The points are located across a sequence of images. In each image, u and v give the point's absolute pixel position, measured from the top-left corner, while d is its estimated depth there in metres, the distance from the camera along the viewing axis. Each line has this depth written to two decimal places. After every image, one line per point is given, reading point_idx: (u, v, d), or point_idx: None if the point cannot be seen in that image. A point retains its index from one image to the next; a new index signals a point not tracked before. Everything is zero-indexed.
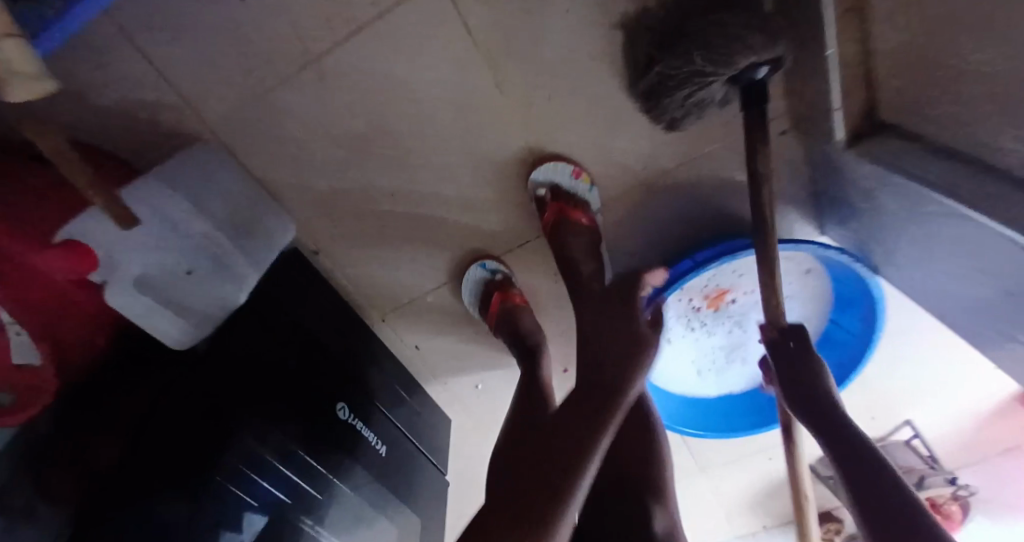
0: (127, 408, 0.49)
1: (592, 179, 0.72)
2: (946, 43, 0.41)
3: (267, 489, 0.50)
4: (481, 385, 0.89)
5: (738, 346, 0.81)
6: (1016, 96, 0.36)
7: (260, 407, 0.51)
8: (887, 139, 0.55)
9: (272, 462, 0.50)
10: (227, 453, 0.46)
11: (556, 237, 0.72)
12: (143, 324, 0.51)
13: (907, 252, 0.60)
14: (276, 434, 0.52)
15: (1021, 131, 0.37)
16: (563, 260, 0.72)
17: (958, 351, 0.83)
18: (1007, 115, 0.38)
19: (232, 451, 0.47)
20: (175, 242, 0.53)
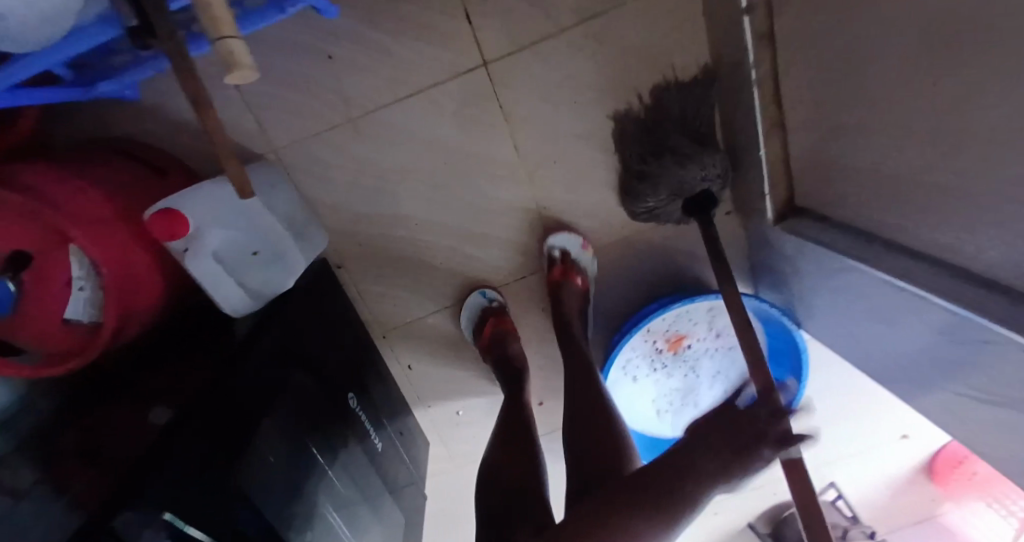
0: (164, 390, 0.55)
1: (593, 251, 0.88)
2: (834, 151, 0.62)
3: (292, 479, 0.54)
4: (461, 409, 0.99)
5: (690, 390, 0.95)
6: (881, 183, 0.55)
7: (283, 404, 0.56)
8: (801, 219, 0.74)
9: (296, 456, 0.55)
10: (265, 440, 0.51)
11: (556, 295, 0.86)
12: (209, 289, 0.60)
13: (824, 309, 0.76)
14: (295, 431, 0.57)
15: (888, 207, 0.56)
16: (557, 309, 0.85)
17: (866, 410, 1.01)
18: (879, 198, 0.57)
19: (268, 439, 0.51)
20: (250, 228, 0.64)
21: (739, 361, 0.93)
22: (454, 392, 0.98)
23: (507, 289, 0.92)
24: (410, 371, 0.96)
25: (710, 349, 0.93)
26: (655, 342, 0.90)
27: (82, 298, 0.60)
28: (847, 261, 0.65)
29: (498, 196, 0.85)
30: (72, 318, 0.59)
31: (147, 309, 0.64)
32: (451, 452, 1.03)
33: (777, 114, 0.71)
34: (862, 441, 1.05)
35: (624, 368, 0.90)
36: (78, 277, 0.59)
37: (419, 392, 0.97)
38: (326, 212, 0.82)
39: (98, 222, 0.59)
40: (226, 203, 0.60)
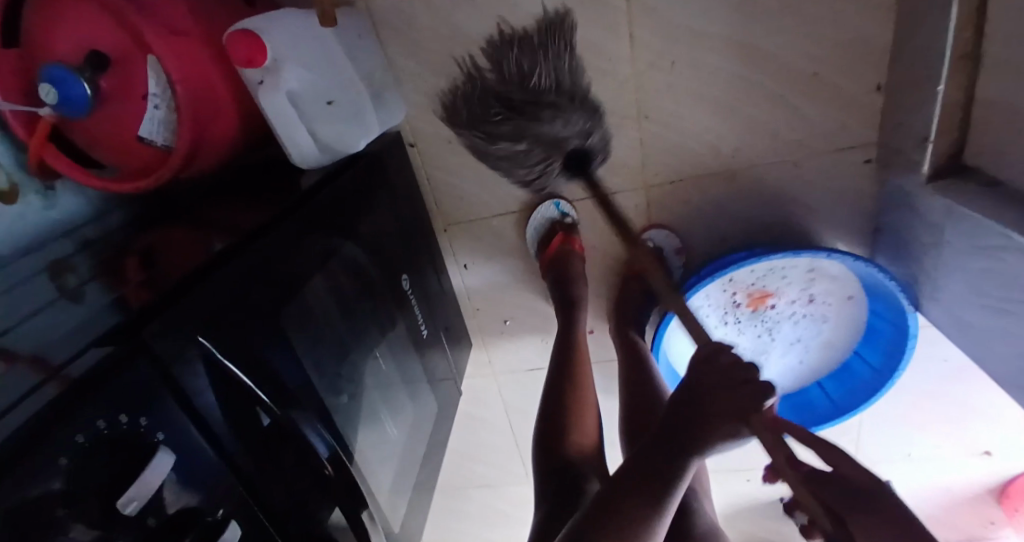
0: (210, 239, 0.52)
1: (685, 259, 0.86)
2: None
3: (317, 370, 0.50)
4: (510, 321, 0.96)
5: (760, 354, 0.87)
6: None
7: (317, 275, 0.52)
8: (964, 182, 0.60)
9: (318, 347, 0.50)
10: (285, 310, 0.46)
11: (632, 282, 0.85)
12: (283, 134, 0.56)
13: (957, 292, 0.64)
14: (327, 305, 0.54)
15: None
16: (624, 293, 0.86)
17: (952, 413, 0.93)
18: None
19: (290, 310, 0.47)
20: (326, 74, 0.58)
21: (824, 334, 0.84)
22: (506, 302, 0.94)
23: (582, 205, 0.84)
24: (464, 271, 0.92)
25: (797, 315, 0.83)
26: (734, 295, 0.82)
27: (156, 118, 0.57)
28: (1006, 235, 0.52)
29: (597, 99, 0.75)
30: (145, 137, 0.57)
31: (217, 146, 0.62)
32: (491, 359, 1.01)
33: (974, 43, 0.54)
34: (937, 448, 0.98)
35: (692, 316, 0.83)
36: (153, 94, 0.55)
37: (469, 293, 0.94)
38: (407, 81, 0.75)
39: (177, 36, 0.55)
40: (301, 42, 0.55)
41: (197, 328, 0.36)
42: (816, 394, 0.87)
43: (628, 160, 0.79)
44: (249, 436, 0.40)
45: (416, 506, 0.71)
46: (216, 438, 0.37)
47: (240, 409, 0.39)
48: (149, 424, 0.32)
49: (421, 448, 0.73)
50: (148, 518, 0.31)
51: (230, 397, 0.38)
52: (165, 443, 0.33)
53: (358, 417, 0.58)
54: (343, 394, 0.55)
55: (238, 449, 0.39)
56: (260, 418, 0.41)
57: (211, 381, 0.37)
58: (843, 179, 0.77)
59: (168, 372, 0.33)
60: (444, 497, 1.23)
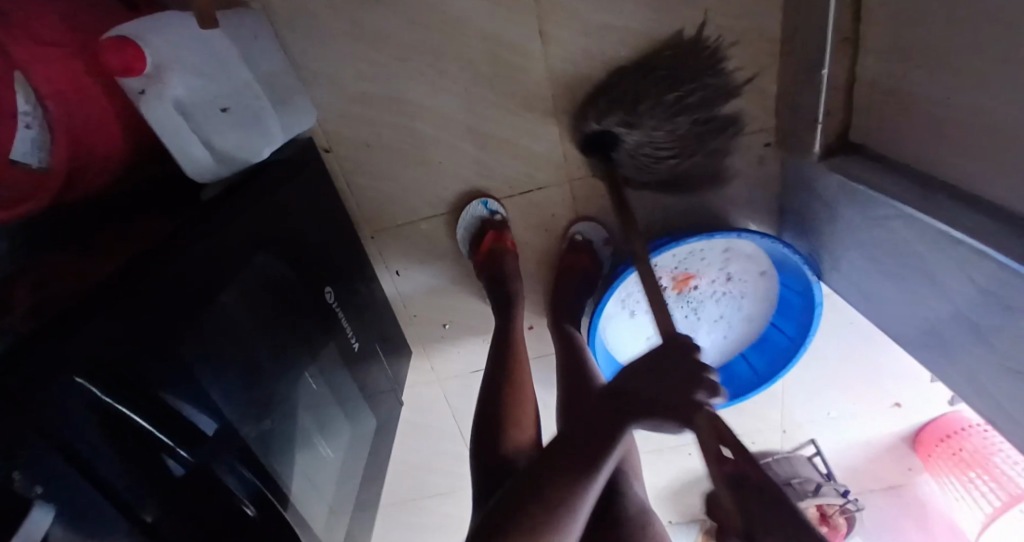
0: (95, 269, 0.48)
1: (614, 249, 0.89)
2: (902, 74, 0.53)
3: (230, 402, 0.47)
4: (448, 323, 0.95)
5: (688, 333, 0.91)
6: (955, 110, 0.47)
7: (224, 295, 0.49)
8: (853, 157, 0.65)
9: (229, 371, 0.48)
10: (186, 336, 0.43)
11: (564, 275, 0.86)
12: (173, 148, 0.53)
13: (855, 261, 0.69)
14: (239, 326, 0.51)
15: (958, 141, 0.48)
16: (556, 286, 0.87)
17: (861, 371, 1.01)
18: (949, 130, 0.48)
19: (192, 336, 0.43)
20: (218, 80, 0.55)
21: (745, 309, 0.89)
22: (442, 305, 0.93)
23: (509, 201, 0.84)
24: (397, 278, 0.90)
25: (718, 293, 0.87)
26: (659, 279, 0.85)
27: (30, 138, 0.50)
28: (890, 204, 0.57)
29: (514, 94, 0.75)
30: (21, 160, 0.50)
31: (98, 165, 0.57)
32: (432, 364, 1.00)
33: (852, 28, 0.59)
34: (852, 405, 1.06)
35: (622, 302, 0.85)
36: (24, 112, 0.49)
37: (404, 300, 0.92)
38: (317, 85, 0.73)
39: (42, 45, 0.50)
40: (188, 48, 0.52)
41: (75, 368, 0.32)
42: (739, 365, 0.92)
43: (549, 155, 0.80)
44: (149, 482, 0.37)
45: (359, 526, 0.68)
46: (108, 482, 0.34)
47: (135, 451, 0.36)
48: (25, 478, 0.29)
49: (362, 464, 0.71)
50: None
51: (122, 439, 0.35)
52: (46, 496, 0.30)
53: (284, 441, 0.55)
54: (265, 418, 0.52)
55: (132, 493, 0.36)
56: (164, 460, 0.38)
57: (96, 423, 0.34)
58: (751, 162, 0.81)
59: (42, 420, 0.30)
60: (393, 511, 1.19)
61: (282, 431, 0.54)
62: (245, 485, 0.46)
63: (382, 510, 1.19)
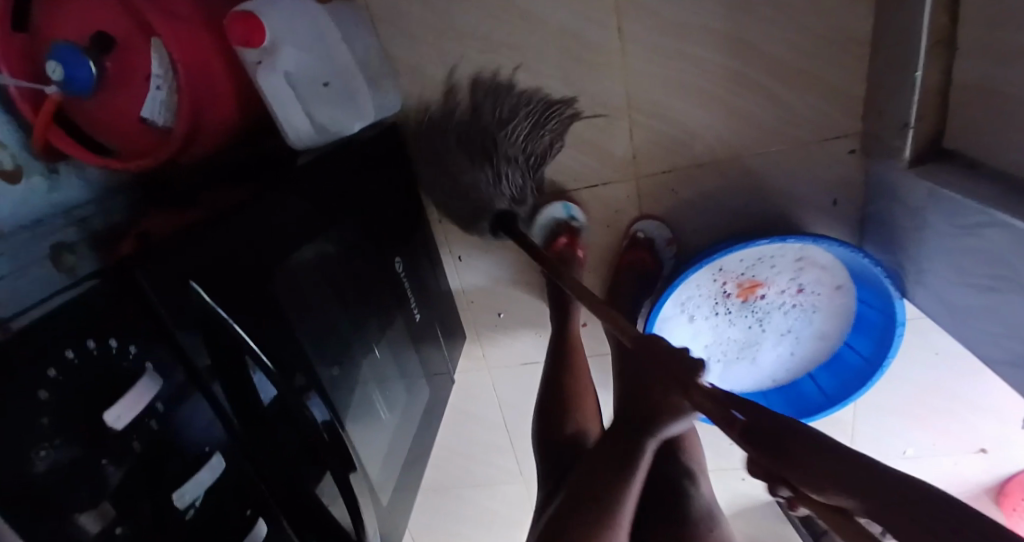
0: (199, 212, 0.54)
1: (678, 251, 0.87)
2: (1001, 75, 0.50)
3: (309, 346, 0.50)
4: (503, 313, 0.97)
5: (751, 344, 0.87)
6: None
7: (307, 243, 0.53)
8: (945, 166, 0.61)
9: (306, 319, 0.51)
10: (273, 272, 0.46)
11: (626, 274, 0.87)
12: (280, 115, 0.58)
13: (942, 275, 0.65)
14: (319, 275, 0.55)
15: None
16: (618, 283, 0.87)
17: (944, 406, 0.93)
18: None
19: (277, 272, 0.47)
20: (321, 56, 0.60)
21: (815, 323, 0.84)
22: (500, 294, 0.95)
23: (574, 195, 0.85)
24: (459, 263, 0.93)
25: (787, 304, 0.84)
26: (723, 284, 0.82)
27: (157, 99, 0.58)
28: (986, 211, 0.53)
29: (587, 90, 0.77)
30: (147, 117, 0.59)
31: (213, 128, 0.64)
32: (485, 353, 1.02)
33: (950, 28, 0.56)
34: (931, 444, 0.97)
35: (684, 305, 0.83)
36: (156, 75, 0.57)
37: (465, 286, 0.95)
38: (404, 73, 0.78)
39: (175, 18, 0.57)
40: (298, 25, 0.57)
41: (188, 273, 0.36)
42: (807, 385, 0.87)
43: (619, 150, 0.81)
44: (242, 394, 0.39)
45: (407, 492, 0.71)
46: (206, 381, 0.36)
47: (235, 365, 0.38)
48: (138, 352, 0.32)
49: (414, 433, 0.74)
50: (135, 441, 0.31)
51: (224, 349, 0.37)
52: (152, 371, 0.33)
53: (349, 390, 0.58)
54: (337, 365, 0.55)
55: (228, 400, 0.38)
56: (252, 376, 0.39)
57: (203, 331, 0.36)
58: (831, 169, 0.78)
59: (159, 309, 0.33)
60: (435, 496, 1.22)
61: (351, 380, 0.58)
62: (323, 415, 0.47)
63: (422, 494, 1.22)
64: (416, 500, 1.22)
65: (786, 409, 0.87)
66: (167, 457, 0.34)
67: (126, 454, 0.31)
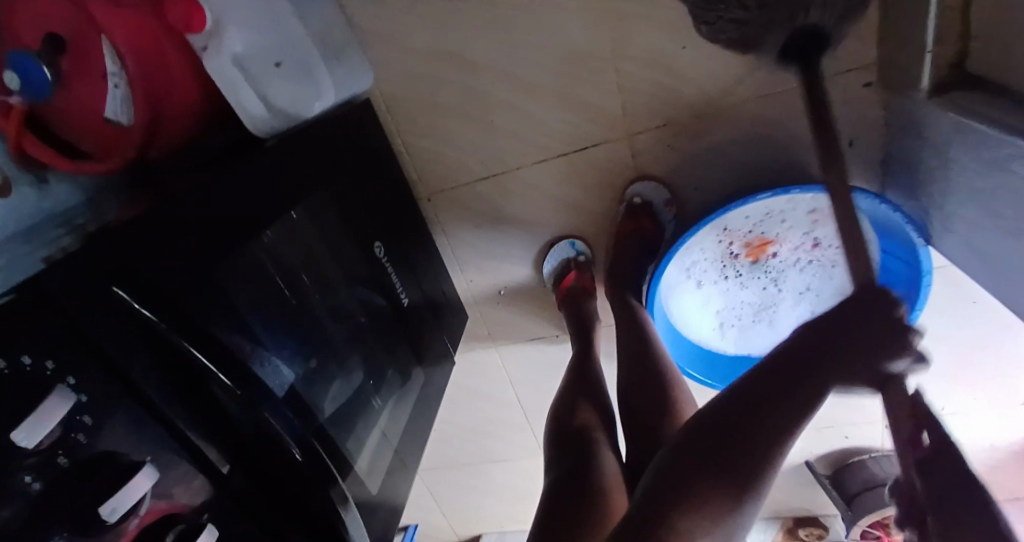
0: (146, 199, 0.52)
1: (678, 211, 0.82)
2: None
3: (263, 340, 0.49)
4: (503, 289, 0.94)
5: (765, 307, 0.82)
6: None
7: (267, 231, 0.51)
8: (971, 93, 0.54)
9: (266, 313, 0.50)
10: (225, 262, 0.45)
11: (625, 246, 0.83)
12: (235, 101, 0.56)
13: (971, 218, 0.57)
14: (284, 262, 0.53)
15: None
16: (618, 258, 0.84)
17: (987, 359, 0.85)
18: None
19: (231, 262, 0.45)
20: (270, 33, 0.57)
21: (835, 279, 0.78)
22: (496, 271, 0.93)
23: (564, 159, 0.80)
24: (448, 240, 0.90)
25: (802, 261, 0.77)
26: (729, 245, 0.77)
27: (118, 96, 0.56)
28: (1016, 145, 0.45)
29: (570, 43, 0.71)
30: (111, 117, 0.56)
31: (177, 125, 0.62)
32: (489, 331, 1.00)
33: None
34: (973, 398, 0.90)
35: (688, 270, 0.79)
36: (113, 72, 0.55)
37: (462, 264, 0.93)
38: (373, 46, 0.74)
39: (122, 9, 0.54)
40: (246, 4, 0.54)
41: (110, 277, 0.35)
42: None
43: (608, 108, 0.75)
44: (195, 397, 0.40)
45: (405, 474, 0.71)
46: (140, 383, 0.36)
47: (180, 369, 0.38)
48: (57, 366, 0.31)
49: (409, 416, 0.73)
50: (59, 454, 0.31)
51: (160, 346, 0.37)
52: (77, 385, 0.32)
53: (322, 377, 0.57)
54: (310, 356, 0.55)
55: (173, 404, 0.38)
56: (212, 388, 0.39)
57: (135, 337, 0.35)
58: (845, 107, 0.70)
59: (76, 319, 0.32)
60: (455, 472, 1.24)
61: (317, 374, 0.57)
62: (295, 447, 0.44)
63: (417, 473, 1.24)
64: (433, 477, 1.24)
65: None
66: (93, 471, 0.32)
67: (49, 468, 0.30)
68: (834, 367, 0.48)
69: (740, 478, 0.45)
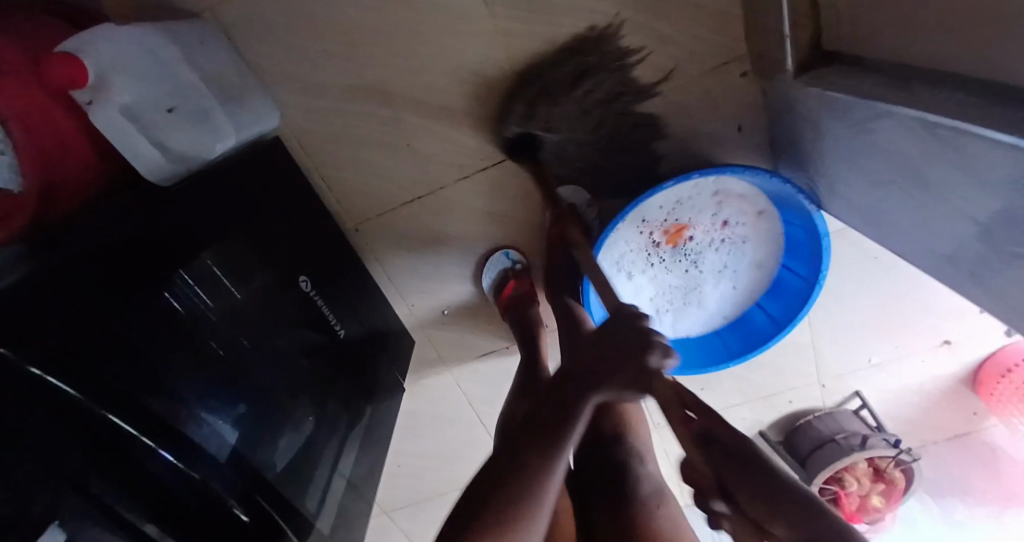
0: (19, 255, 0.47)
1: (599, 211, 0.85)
2: None
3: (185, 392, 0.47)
4: (446, 309, 0.94)
5: (692, 289, 0.86)
6: None
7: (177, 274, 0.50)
8: (832, 67, 0.60)
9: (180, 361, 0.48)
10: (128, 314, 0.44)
11: (556, 250, 0.84)
12: (124, 152, 0.54)
13: (847, 177, 0.63)
14: (197, 305, 0.52)
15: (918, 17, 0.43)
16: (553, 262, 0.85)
17: (899, 309, 0.92)
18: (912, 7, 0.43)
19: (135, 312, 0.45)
20: (156, 80, 0.56)
21: (749, 253, 0.83)
22: (435, 292, 0.93)
23: (483, 174, 0.82)
24: (382, 266, 0.89)
25: (717, 241, 0.82)
26: (650, 234, 0.80)
27: (5, 164, 0.53)
28: (874, 106, 0.50)
29: (469, 64, 0.74)
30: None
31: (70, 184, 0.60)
32: (439, 354, 1.00)
33: None
34: (895, 347, 0.97)
35: (616, 264, 0.82)
36: (0, 141, 0.52)
37: (400, 290, 0.92)
38: (279, 86, 0.75)
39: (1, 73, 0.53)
40: (134, 56, 0.54)
41: (31, 358, 0.34)
42: (757, 315, 0.86)
43: None
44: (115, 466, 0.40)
45: (355, 512, 0.68)
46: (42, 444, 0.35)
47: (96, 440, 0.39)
48: None
49: (357, 453, 0.71)
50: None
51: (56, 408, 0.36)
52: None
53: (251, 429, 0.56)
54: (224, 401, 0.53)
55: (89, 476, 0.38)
56: (136, 454, 0.41)
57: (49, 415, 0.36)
58: (722, 92, 0.75)
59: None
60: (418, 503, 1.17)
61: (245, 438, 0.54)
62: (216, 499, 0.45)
63: (376, 518, 1.18)
64: (396, 515, 1.17)
65: (741, 346, 0.85)
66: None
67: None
68: (596, 376, 0.50)
69: (546, 451, 0.47)
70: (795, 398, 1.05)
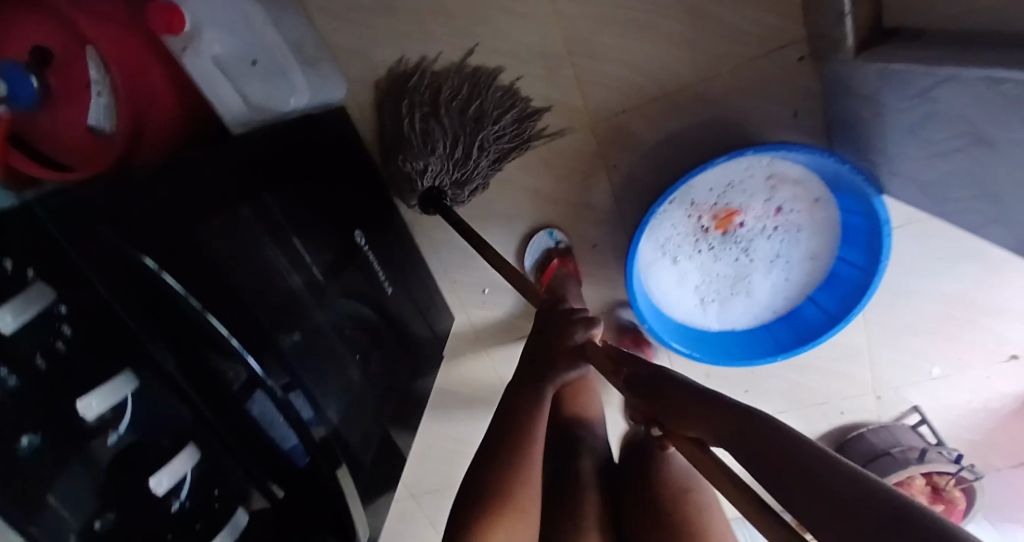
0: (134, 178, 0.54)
1: (646, 195, 0.85)
2: None
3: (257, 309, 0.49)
4: (487, 288, 0.96)
5: (741, 278, 0.84)
6: None
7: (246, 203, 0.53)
8: (892, 42, 0.59)
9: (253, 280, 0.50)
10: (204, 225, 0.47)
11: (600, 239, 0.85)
12: (211, 97, 0.60)
13: (911, 153, 0.61)
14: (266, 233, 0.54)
15: None
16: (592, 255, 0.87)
17: (960, 316, 0.87)
18: None
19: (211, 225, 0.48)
20: (244, 35, 0.61)
21: (803, 243, 0.81)
22: (477, 270, 0.94)
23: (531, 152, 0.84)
24: (430, 241, 0.92)
25: (768, 228, 0.80)
26: (699, 219, 0.80)
27: (101, 105, 0.59)
28: (935, 72, 0.49)
29: (523, 44, 0.77)
30: (94, 125, 0.59)
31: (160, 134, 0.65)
32: (479, 334, 1.01)
33: None
34: (957, 358, 0.92)
35: (662, 247, 0.81)
36: (95, 81, 0.58)
37: (445, 265, 0.94)
38: (344, 59, 0.79)
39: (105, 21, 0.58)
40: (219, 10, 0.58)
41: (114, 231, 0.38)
42: (809, 309, 0.83)
43: (570, 98, 0.80)
44: (195, 370, 0.41)
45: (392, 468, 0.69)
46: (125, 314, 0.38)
47: (174, 331, 0.40)
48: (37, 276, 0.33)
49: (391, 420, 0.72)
50: (39, 357, 0.32)
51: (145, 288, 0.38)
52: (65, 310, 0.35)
53: None
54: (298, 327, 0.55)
55: (163, 366, 0.40)
56: (216, 361, 0.42)
57: (132, 295, 0.38)
58: (782, 78, 0.75)
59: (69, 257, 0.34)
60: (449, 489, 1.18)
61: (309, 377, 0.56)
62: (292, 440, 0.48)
63: (408, 501, 1.19)
64: (427, 499, 1.18)
65: (790, 339, 0.83)
66: (64, 389, 0.33)
67: (29, 372, 0.31)
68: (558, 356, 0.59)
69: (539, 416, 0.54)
70: (845, 409, 1.00)
